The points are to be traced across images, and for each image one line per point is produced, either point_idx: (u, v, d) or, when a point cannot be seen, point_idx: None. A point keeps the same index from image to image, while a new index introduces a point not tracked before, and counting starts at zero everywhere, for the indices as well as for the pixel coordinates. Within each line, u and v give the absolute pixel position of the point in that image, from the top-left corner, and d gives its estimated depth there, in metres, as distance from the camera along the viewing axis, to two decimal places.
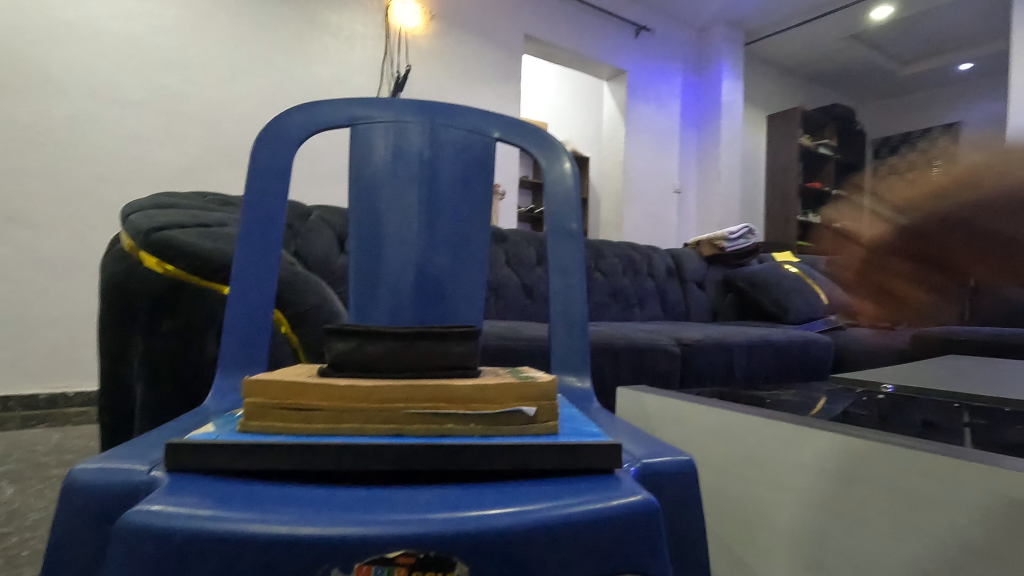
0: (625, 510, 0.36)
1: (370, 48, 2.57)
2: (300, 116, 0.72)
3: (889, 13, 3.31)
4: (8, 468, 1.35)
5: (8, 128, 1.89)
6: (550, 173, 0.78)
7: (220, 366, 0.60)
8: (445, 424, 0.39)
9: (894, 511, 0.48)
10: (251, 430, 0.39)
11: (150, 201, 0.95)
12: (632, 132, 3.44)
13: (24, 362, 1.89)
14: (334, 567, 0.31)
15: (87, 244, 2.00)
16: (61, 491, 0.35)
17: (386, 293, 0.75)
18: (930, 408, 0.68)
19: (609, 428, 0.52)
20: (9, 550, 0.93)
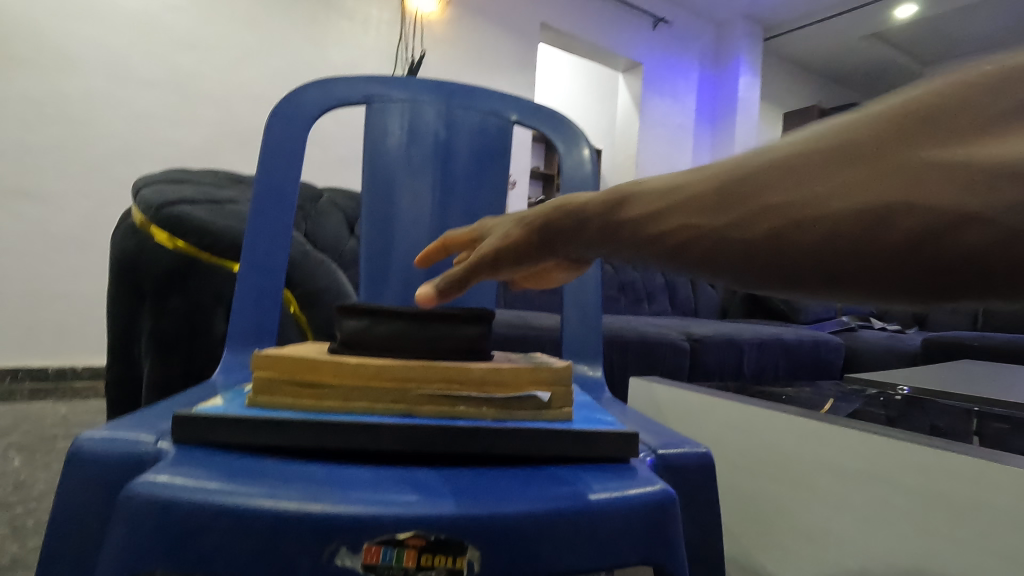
0: (641, 500, 0.35)
1: (385, 33, 2.54)
2: (316, 92, 0.71)
3: (913, 12, 3.24)
4: (17, 438, 1.36)
5: (22, 101, 1.89)
6: (567, 159, 0.76)
7: (230, 343, 0.59)
8: (457, 407, 0.38)
9: (911, 512, 0.47)
10: (260, 405, 0.38)
11: (162, 176, 0.94)
12: (646, 126, 3.40)
13: (34, 335, 1.91)
14: (343, 546, 0.30)
15: (97, 220, 2.00)
16: (66, 459, 0.34)
17: (397, 275, 0.74)
18: (949, 409, 0.67)
19: (623, 417, 0.51)
20: (15, 520, 0.94)
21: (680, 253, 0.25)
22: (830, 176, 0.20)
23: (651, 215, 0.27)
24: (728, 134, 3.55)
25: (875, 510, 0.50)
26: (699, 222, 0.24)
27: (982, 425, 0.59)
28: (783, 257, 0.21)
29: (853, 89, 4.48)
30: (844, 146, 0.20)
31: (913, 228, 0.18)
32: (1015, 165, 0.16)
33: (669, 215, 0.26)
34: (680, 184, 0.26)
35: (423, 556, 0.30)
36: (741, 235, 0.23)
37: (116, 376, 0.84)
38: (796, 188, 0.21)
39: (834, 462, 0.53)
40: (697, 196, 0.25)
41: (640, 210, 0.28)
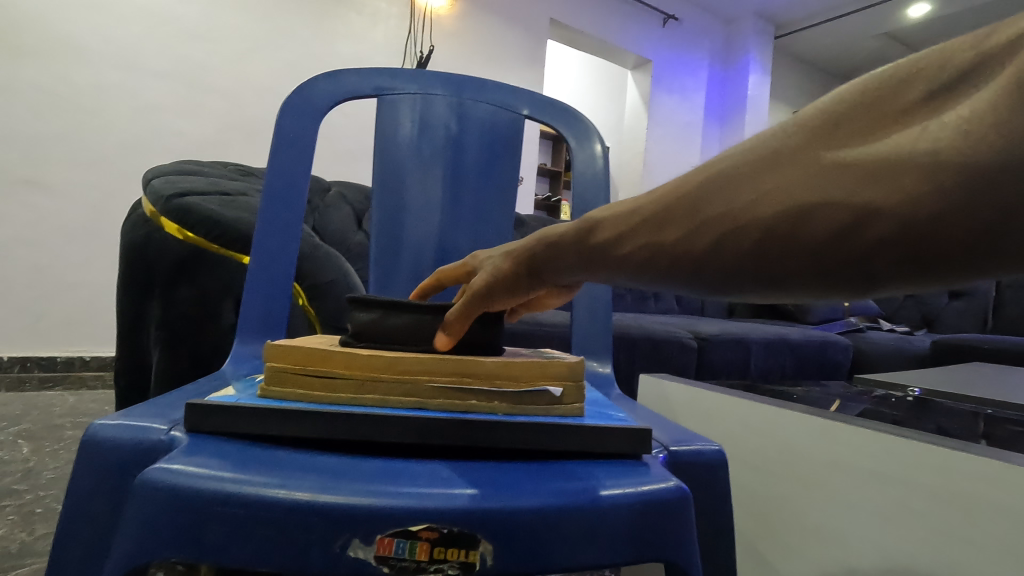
0: (654, 496, 0.34)
1: (394, 27, 2.53)
2: (327, 84, 0.71)
3: (926, 11, 3.20)
4: (26, 427, 1.37)
5: (33, 91, 1.90)
6: (579, 154, 0.76)
7: (240, 334, 0.59)
8: (468, 401, 0.38)
9: (922, 513, 0.46)
10: (272, 396, 0.38)
11: (172, 167, 0.95)
12: (654, 124, 3.38)
13: (42, 325, 1.92)
14: (356, 538, 0.30)
15: (106, 211, 2.01)
16: (80, 446, 0.34)
17: (406, 269, 0.74)
18: (961, 410, 0.66)
19: (633, 414, 0.51)
20: (23, 507, 0.95)
21: (654, 264, 0.31)
22: (758, 191, 0.27)
23: (624, 234, 0.33)
24: (737, 133, 3.53)
25: (887, 511, 0.49)
26: (665, 239, 0.31)
27: (995, 426, 0.58)
28: (735, 259, 0.27)
29: None
30: (762, 167, 0.27)
31: (828, 221, 0.24)
32: (892, 160, 0.22)
33: (638, 233, 0.32)
34: (642, 208, 0.33)
35: (435, 549, 0.30)
36: (698, 246, 0.29)
37: (124, 366, 0.84)
38: (733, 202, 0.27)
39: (845, 462, 0.53)
40: (659, 218, 0.31)
41: (614, 230, 0.34)
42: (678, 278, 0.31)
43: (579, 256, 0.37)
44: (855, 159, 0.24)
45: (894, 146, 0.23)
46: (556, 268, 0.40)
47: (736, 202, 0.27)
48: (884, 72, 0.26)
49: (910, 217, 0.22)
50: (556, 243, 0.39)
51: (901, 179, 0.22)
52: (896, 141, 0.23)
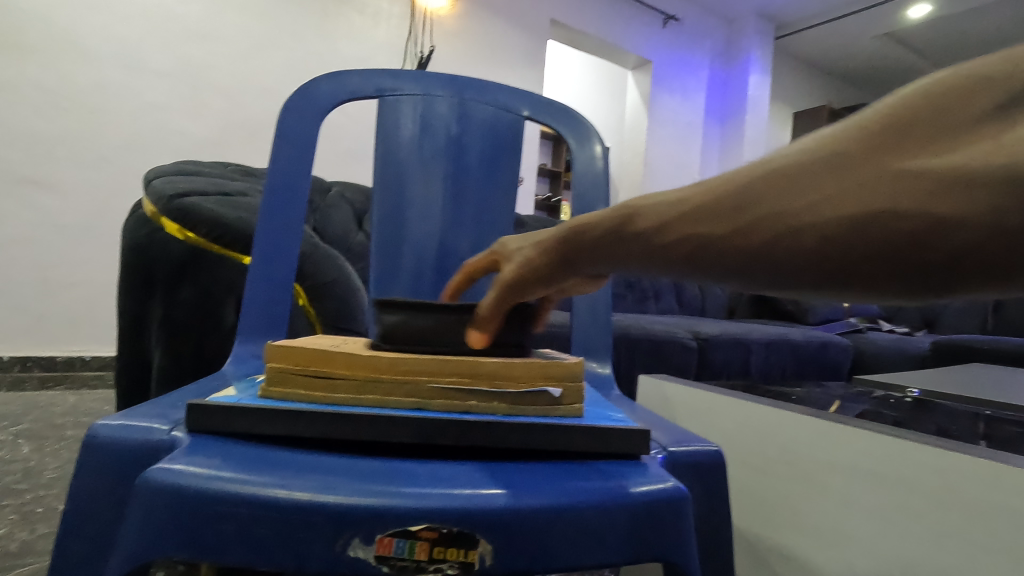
0: (653, 497, 0.35)
1: (395, 27, 2.54)
2: (329, 85, 0.71)
3: (927, 11, 3.20)
4: (26, 426, 1.37)
5: (35, 91, 1.90)
6: (579, 155, 0.76)
7: (241, 334, 0.59)
8: (469, 401, 0.38)
9: (921, 513, 0.47)
10: (273, 396, 0.38)
11: (173, 167, 0.95)
12: (655, 124, 3.38)
13: (43, 324, 1.92)
14: (356, 538, 0.30)
15: (107, 210, 2.01)
16: (82, 445, 0.34)
17: (407, 270, 0.74)
18: (959, 410, 0.66)
19: (633, 414, 0.51)
20: (24, 507, 0.95)
21: (699, 257, 0.31)
22: (822, 192, 0.27)
23: (670, 226, 0.33)
24: (737, 134, 3.53)
25: (886, 511, 0.49)
26: (714, 232, 0.30)
27: (993, 427, 0.58)
28: (789, 260, 0.28)
29: (863, 89, 4.44)
30: (826, 168, 0.27)
31: (897, 228, 0.24)
32: (964, 174, 0.23)
33: (685, 226, 0.32)
34: (691, 199, 0.33)
35: (435, 549, 0.30)
36: (750, 242, 0.29)
37: (126, 364, 0.84)
38: (791, 205, 0.28)
39: (845, 463, 0.53)
40: (709, 210, 0.31)
41: (656, 221, 0.34)
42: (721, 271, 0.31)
43: (611, 248, 0.37)
44: (922, 170, 0.24)
45: (961, 159, 0.23)
46: (584, 262, 0.39)
47: (796, 202, 0.28)
48: (951, 78, 0.26)
49: (985, 230, 0.22)
50: (587, 240, 0.38)
51: (971, 194, 0.22)
52: (961, 154, 0.23)
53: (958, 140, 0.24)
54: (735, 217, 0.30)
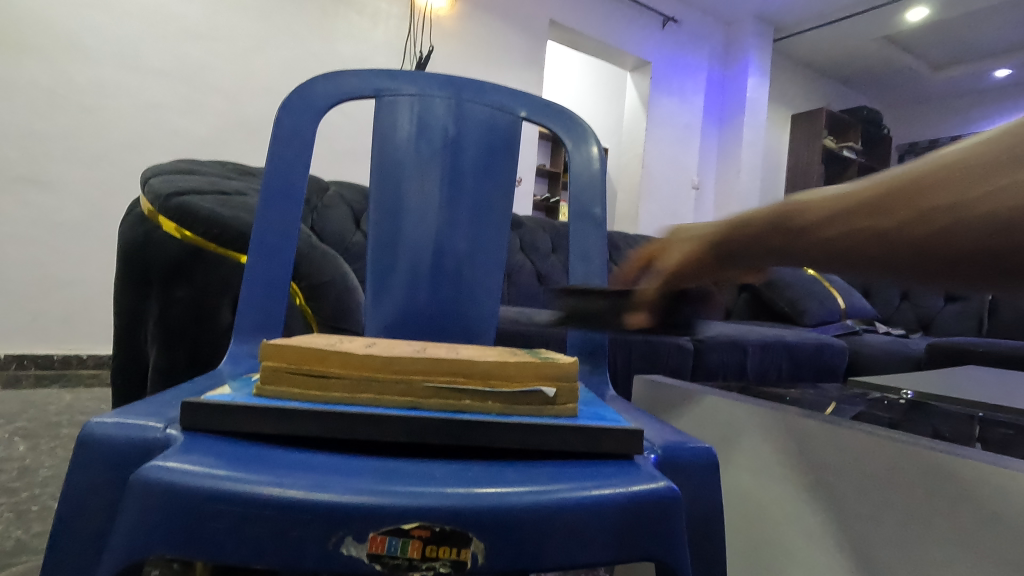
0: (644, 496, 0.35)
1: (393, 27, 2.54)
2: (326, 85, 0.71)
3: (925, 14, 3.22)
4: (22, 425, 1.37)
5: (33, 89, 1.90)
6: (576, 156, 0.76)
7: (237, 333, 0.59)
8: (463, 400, 0.38)
9: (913, 514, 0.47)
10: (268, 395, 0.38)
11: (171, 166, 0.95)
12: (654, 125, 3.39)
13: (40, 322, 1.92)
14: (349, 536, 0.30)
15: (104, 209, 2.01)
16: (77, 443, 0.34)
17: (403, 271, 0.74)
18: (952, 412, 0.66)
19: (627, 414, 0.51)
20: (19, 505, 0.95)
21: (845, 253, 0.28)
22: (1002, 180, 0.23)
23: (826, 224, 0.29)
24: (735, 135, 3.55)
25: (878, 512, 0.49)
26: (866, 226, 0.27)
27: (985, 429, 0.59)
28: (951, 257, 0.24)
29: (861, 91, 4.46)
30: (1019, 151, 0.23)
31: None
32: None
33: (842, 223, 0.28)
34: (850, 192, 0.29)
35: (427, 547, 0.31)
36: (914, 238, 0.25)
37: (122, 363, 0.84)
38: (959, 195, 0.24)
39: (839, 464, 0.53)
40: (867, 206, 0.27)
41: (813, 219, 0.30)
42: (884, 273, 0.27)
43: (771, 245, 0.34)
44: None
45: None
46: (743, 257, 0.37)
47: (971, 192, 0.23)
48: None
49: None
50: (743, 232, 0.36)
51: None
52: None
53: None
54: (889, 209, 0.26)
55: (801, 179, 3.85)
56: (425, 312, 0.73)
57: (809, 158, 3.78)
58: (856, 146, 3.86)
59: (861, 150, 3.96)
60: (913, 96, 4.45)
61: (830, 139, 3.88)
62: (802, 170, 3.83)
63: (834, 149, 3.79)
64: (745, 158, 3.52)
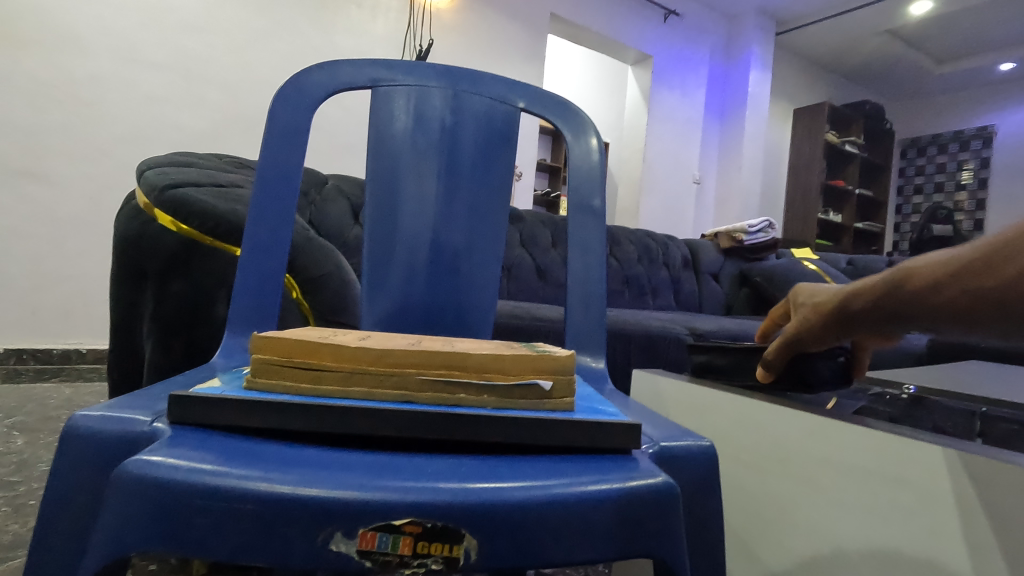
0: (640, 490, 0.34)
1: (392, 20, 2.52)
2: (321, 75, 0.70)
3: (929, 7, 3.19)
4: (21, 419, 1.36)
5: (30, 82, 1.88)
6: (575, 148, 0.75)
7: (231, 326, 0.58)
8: (457, 394, 0.37)
9: (917, 510, 0.46)
10: (258, 388, 0.37)
11: (166, 159, 0.94)
12: (654, 119, 3.37)
13: (38, 317, 1.91)
14: (338, 532, 0.29)
15: (102, 202, 2.00)
16: (61, 436, 0.34)
17: (400, 265, 0.73)
18: (954, 406, 0.65)
19: (625, 409, 0.50)
20: (15, 500, 0.94)
21: (950, 309, 0.39)
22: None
23: (936, 285, 0.40)
24: (737, 130, 3.52)
25: (880, 508, 0.49)
26: (955, 290, 0.38)
27: (988, 424, 0.58)
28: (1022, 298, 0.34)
29: (864, 86, 4.43)
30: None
31: None
32: None
33: (949, 284, 0.38)
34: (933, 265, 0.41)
35: (419, 543, 0.30)
36: (1005, 290, 0.35)
37: (119, 356, 0.84)
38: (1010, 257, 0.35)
39: (839, 460, 0.52)
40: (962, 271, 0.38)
41: (924, 281, 0.41)
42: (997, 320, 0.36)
43: (896, 307, 0.44)
44: None
45: None
46: (864, 321, 0.48)
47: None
48: None
49: None
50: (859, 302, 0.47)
51: None
52: None
53: None
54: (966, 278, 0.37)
55: (802, 173, 3.82)
56: (422, 306, 0.72)
57: (811, 153, 3.76)
58: (858, 140, 3.84)
59: (863, 145, 3.94)
60: (916, 90, 4.42)
61: (832, 133, 3.86)
62: (803, 165, 3.81)
63: (836, 144, 3.77)
64: (747, 152, 3.50)
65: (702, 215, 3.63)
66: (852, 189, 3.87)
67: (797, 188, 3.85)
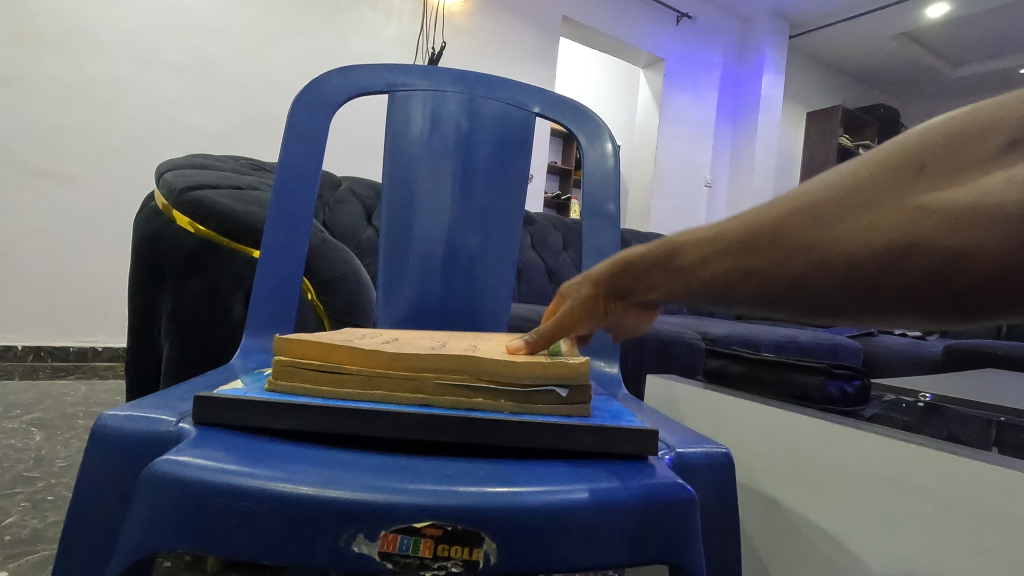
0: (659, 497, 0.34)
1: (407, 22, 2.54)
2: (339, 80, 0.71)
3: (945, 11, 3.15)
4: (39, 415, 1.39)
5: (51, 84, 1.92)
6: (589, 153, 0.76)
7: (249, 328, 0.59)
8: (474, 398, 0.37)
9: (933, 519, 0.46)
10: (279, 389, 0.38)
11: (184, 160, 0.95)
12: (666, 122, 3.36)
13: (56, 315, 1.95)
14: (360, 534, 0.30)
15: (119, 203, 2.02)
16: (90, 435, 0.35)
17: (415, 269, 0.73)
18: (970, 416, 0.63)
19: (640, 414, 0.50)
20: (35, 495, 0.96)
21: (736, 288, 0.33)
22: (842, 227, 0.28)
23: (703, 263, 0.36)
24: (750, 133, 3.50)
25: (893, 516, 0.49)
26: (748, 264, 0.32)
27: (1005, 436, 0.56)
28: (828, 283, 0.28)
29: (878, 89, 4.40)
30: (864, 194, 0.27)
31: (924, 260, 0.25)
32: (967, 207, 0.23)
33: (715, 258, 0.35)
34: (716, 234, 0.35)
35: (439, 546, 0.30)
36: (789, 273, 0.30)
37: (136, 356, 0.85)
38: (816, 234, 0.29)
39: (854, 468, 0.52)
40: (759, 241, 0.32)
41: (695, 255, 0.37)
42: (878, 300, 0.27)
43: (667, 278, 0.39)
44: (938, 204, 0.24)
45: (975, 195, 0.23)
46: (633, 289, 0.44)
47: (991, 171, 0.23)
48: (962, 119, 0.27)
49: (998, 261, 0.22)
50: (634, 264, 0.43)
51: (974, 229, 0.23)
52: (977, 190, 0.23)
53: (973, 175, 0.24)
54: (737, 250, 0.33)
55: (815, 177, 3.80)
56: (436, 310, 0.72)
57: (824, 157, 3.74)
58: (872, 144, 3.82)
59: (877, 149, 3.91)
60: (932, 93, 4.37)
61: (846, 137, 3.83)
62: (816, 169, 3.79)
63: (850, 148, 3.75)
64: (759, 155, 3.47)
65: (712, 218, 3.62)
66: None
67: None
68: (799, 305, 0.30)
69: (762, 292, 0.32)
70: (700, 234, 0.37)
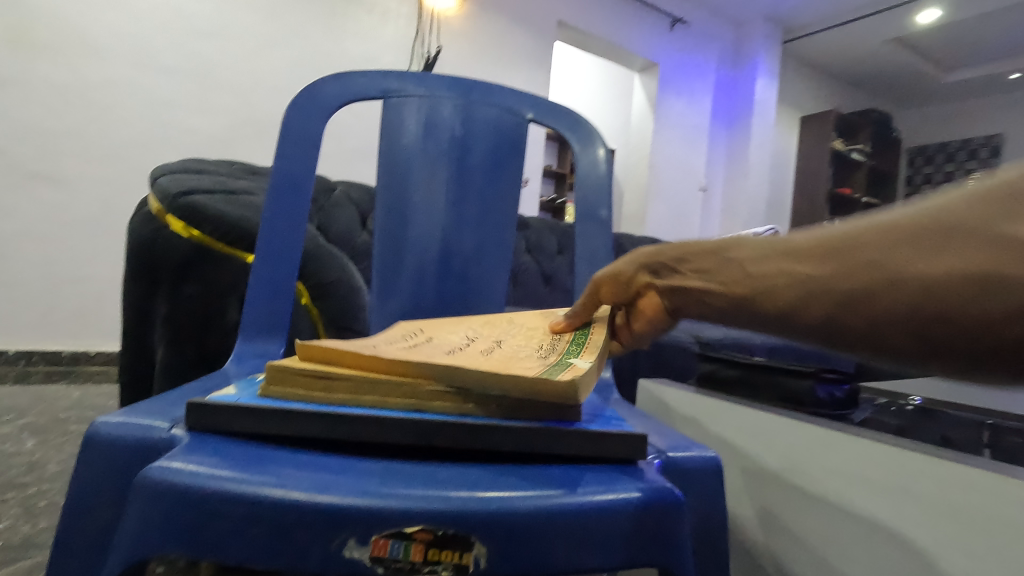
0: (648, 500, 0.35)
1: (402, 26, 2.55)
2: (334, 85, 0.71)
3: (936, 16, 3.19)
4: (32, 420, 1.38)
5: (45, 87, 1.91)
6: (582, 158, 0.76)
7: (243, 333, 0.59)
8: (466, 403, 0.38)
9: (920, 521, 0.46)
10: (272, 395, 0.38)
11: (178, 165, 0.95)
12: (660, 126, 3.38)
13: (49, 319, 1.94)
14: (352, 539, 0.30)
15: (113, 206, 2.02)
16: (84, 441, 0.35)
17: (409, 273, 0.74)
18: (958, 420, 0.64)
19: (630, 418, 0.51)
20: (27, 500, 0.95)
21: (790, 298, 0.34)
22: (918, 253, 0.28)
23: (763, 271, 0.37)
24: (744, 137, 3.52)
25: (882, 519, 0.49)
26: (809, 275, 0.33)
27: (992, 439, 0.57)
28: (886, 306, 0.29)
29: (871, 94, 4.43)
30: (943, 223, 0.28)
31: (1001, 300, 0.25)
32: None
33: (778, 267, 0.36)
34: (785, 246, 0.36)
35: (430, 551, 0.31)
36: (849, 290, 0.31)
37: (130, 362, 0.85)
38: (889, 257, 0.29)
39: (844, 471, 0.52)
40: (829, 255, 0.33)
41: (758, 260, 0.38)
42: (940, 334, 0.27)
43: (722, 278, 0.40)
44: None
45: None
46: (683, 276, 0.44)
47: None
48: None
49: None
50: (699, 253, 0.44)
51: None
52: None
53: None
54: (803, 264, 0.34)
55: (809, 181, 3.82)
56: (431, 314, 0.73)
57: (818, 161, 3.77)
58: (865, 148, 3.85)
59: (870, 153, 3.94)
60: (924, 98, 4.40)
61: (839, 141, 3.86)
62: (810, 174, 3.82)
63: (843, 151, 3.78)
64: (753, 159, 3.49)
65: (707, 221, 3.64)
66: (859, 197, 3.87)
67: (805, 195, 3.84)
68: (850, 327, 0.31)
69: (814, 305, 0.32)
70: (768, 243, 0.38)
